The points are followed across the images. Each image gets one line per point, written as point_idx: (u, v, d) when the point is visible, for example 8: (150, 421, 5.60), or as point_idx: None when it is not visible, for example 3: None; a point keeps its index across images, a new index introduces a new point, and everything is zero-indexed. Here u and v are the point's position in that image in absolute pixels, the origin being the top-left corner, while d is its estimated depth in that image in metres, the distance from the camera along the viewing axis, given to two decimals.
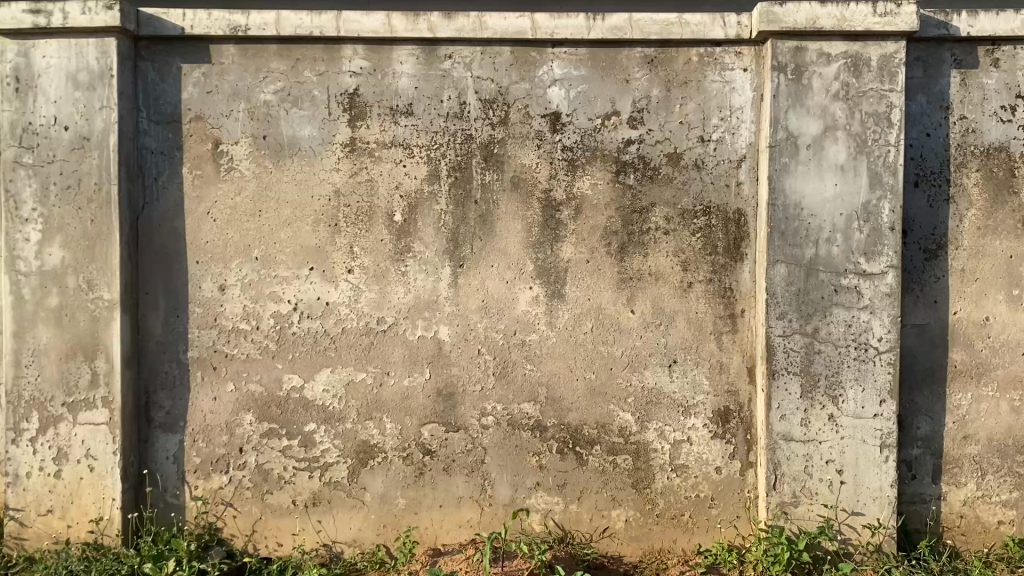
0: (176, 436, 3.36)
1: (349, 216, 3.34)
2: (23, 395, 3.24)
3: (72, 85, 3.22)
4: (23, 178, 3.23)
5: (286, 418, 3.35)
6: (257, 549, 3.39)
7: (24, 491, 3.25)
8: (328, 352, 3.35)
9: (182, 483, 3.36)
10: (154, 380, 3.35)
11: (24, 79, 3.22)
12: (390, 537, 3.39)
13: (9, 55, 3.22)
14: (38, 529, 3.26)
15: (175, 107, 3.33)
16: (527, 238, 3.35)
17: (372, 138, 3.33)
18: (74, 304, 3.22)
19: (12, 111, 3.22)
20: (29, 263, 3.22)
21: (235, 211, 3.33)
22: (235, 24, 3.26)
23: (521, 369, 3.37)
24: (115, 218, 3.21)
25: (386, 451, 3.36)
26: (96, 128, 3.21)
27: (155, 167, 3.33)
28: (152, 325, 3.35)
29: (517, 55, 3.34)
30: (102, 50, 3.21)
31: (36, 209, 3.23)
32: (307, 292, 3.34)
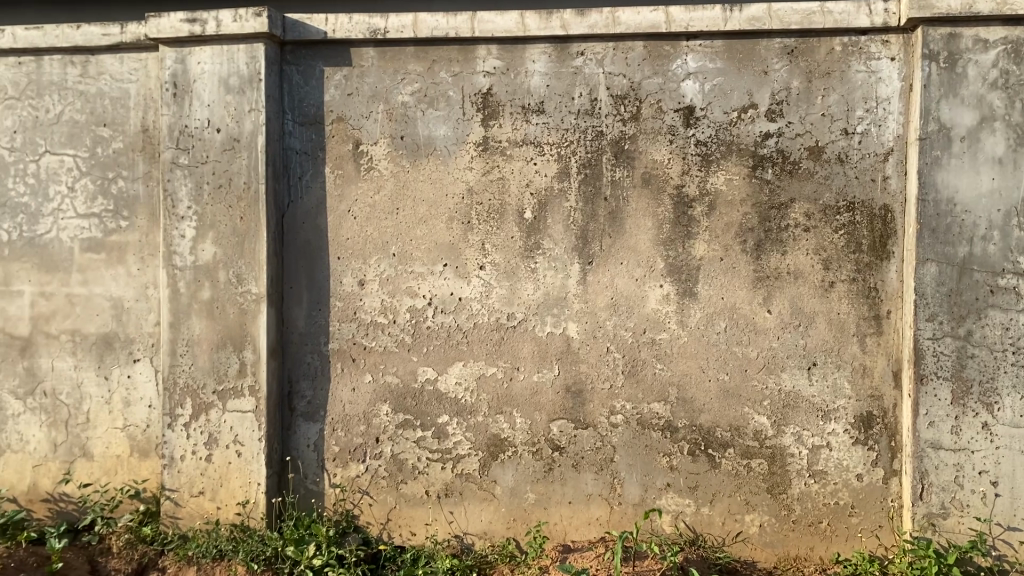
0: (316, 425, 3.49)
1: (481, 214, 3.39)
2: (178, 382, 3.44)
3: (224, 90, 3.39)
4: (179, 178, 3.43)
5: (420, 409, 3.43)
6: (391, 538, 3.48)
7: (179, 472, 3.45)
8: (461, 346, 3.41)
9: (322, 470, 3.49)
10: (297, 370, 3.50)
11: (181, 85, 3.42)
12: (520, 531, 3.41)
13: (168, 62, 3.43)
14: (191, 509, 3.45)
15: (318, 108, 3.46)
16: (659, 235, 3.30)
17: (504, 137, 3.36)
18: (225, 298, 3.40)
19: (170, 115, 3.43)
20: (185, 258, 3.42)
21: (374, 209, 3.44)
22: (375, 27, 3.35)
23: (651, 368, 3.33)
24: (262, 215, 3.37)
25: (517, 445, 3.39)
26: (245, 130, 3.37)
27: (298, 167, 3.47)
28: (295, 318, 3.49)
29: (650, 50, 3.30)
30: (251, 55, 3.37)
31: (191, 207, 3.42)
32: (441, 288, 3.41)
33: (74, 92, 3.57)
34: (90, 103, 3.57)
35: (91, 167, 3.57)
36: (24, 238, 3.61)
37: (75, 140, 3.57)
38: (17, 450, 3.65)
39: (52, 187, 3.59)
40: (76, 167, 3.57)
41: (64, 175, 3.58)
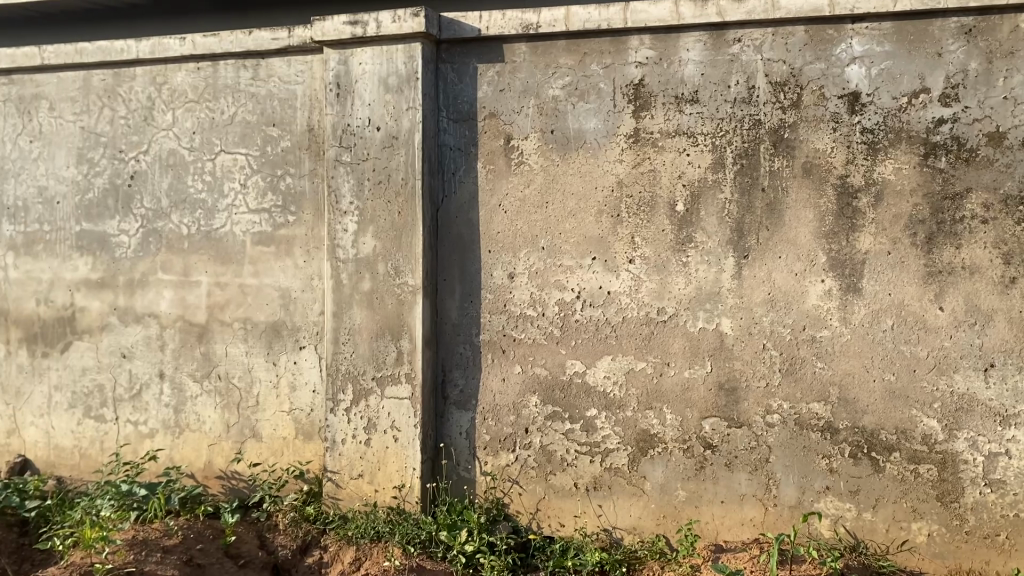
0: (468, 414, 3.57)
1: (632, 206, 3.36)
2: (340, 369, 3.60)
3: (384, 89, 3.51)
4: (342, 174, 3.58)
5: (569, 402, 3.44)
6: (541, 528, 3.51)
7: (340, 455, 3.62)
8: (610, 340, 3.39)
9: (473, 459, 3.57)
10: (450, 360, 3.58)
11: (344, 85, 3.57)
12: (670, 528, 3.37)
13: (331, 63, 3.59)
14: (350, 491, 3.61)
15: (471, 105, 3.52)
16: (819, 227, 3.17)
17: (656, 128, 3.32)
18: (383, 289, 3.53)
19: (333, 114, 3.59)
20: (347, 251, 3.58)
21: (525, 202, 3.47)
22: (528, 22, 3.38)
23: (810, 366, 3.20)
24: (418, 209, 3.47)
25: (667, 441, 3.35)
26: (403, 127, 3.48)
27: (453, 162, 3.56)
28: (448, 309, 3.58)
29: (812, 34, 3.17)
30: (409, 55, 3.47)
31: (352, 202, 3.57)
32: (590, 281, 3.40)
33: (246, 94, 3.80)
34: (261, 105, 3.78)
35: (262, 165, 3.79)
36: (202, 232, 3.87)
37: (248, 139, 3.80)
38: (195, 429, 3.93)
39: (227, 184, 3.83)
40: (248, 165, 3.80)
41: (237, 173, 3.82)
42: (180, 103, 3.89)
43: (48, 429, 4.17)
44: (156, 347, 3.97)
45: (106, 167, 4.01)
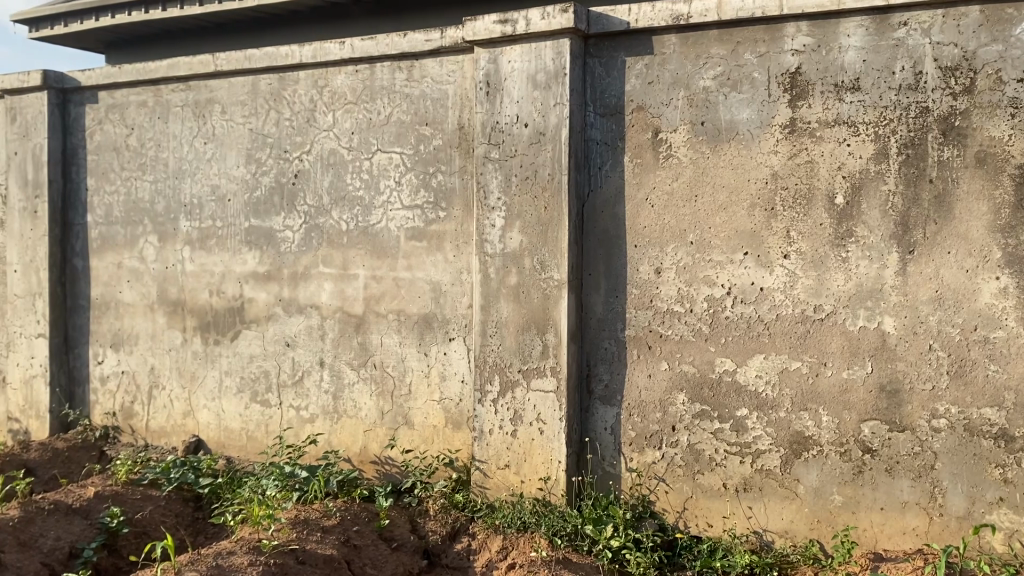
0: (614, 409, 3.56)
1: (786, 199, 3.25)
2: (487, 361, 3.68)
3: (532, 85, 3.55)
4: (490, 170, 3.65)
5: (718, 400, 3.37)
6: (688, 527, 3.46)
7: (488, 445, 3.69)
8: (762, 338, 3.30)
9: (619, 454, 3.56)
10: (595, 354, 3.59)
11: (494, 83, 3.63)
12: (825, 534, 3.25)
13: (482, 62, 3.66)
14: (498, 481, 3.68)
15: (619, 98, 3.50)
16: (994, 221, 2.98)
17: (814, 118, 3.20)
18: (530, 283, 3.57)
19: (483, 112, 3.66)
20: (495, 246, 3.65)
21: (673, 196, 3.42)
22: (678, 13, 3.32)
23: (982, 369, 3.01)
24: (565, 204, 3.49)
25: (823, 444, 3.22)
26: (551, 123, 3.51)
27: (600, 157, 3.55)
28: (594, 303, 3.58)
29: (988, 14, 2.97)
30: (557, 51, 3.49)
31: (500, 198, 3.63)
32: (741, 277, 3.32)
33: (401, 95, 3.93)
34: (414, 105, 3.90)
35: (415, 162, 3.91)
36: (359, 227, 4.05)
37: (402, 138, 3.93)
38: (351, 415, 4.11)
39: (382, 181, 3.99)
40: (402, 163, 3.94)
41: (392, 171, 3.96)
42: (339, 104, 4.08)
43: (220, 412, 4.48)
44: (316, 337, 4.18)
45: (272, 167, 4.26)
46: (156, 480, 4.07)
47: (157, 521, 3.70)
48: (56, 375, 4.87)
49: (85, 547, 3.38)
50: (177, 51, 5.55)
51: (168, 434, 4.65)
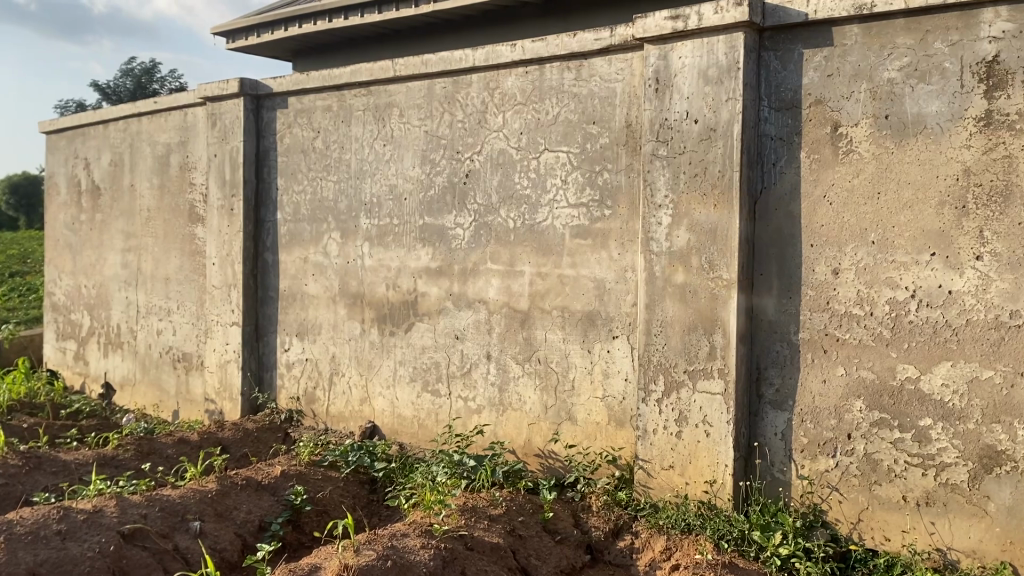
0: (785, 414, 3.46)
1: (980, 197, 3.04)
2: (652, 360, 3.66)
3: (703, 81, 3.50)
4: (658, 168, 3.63)
5: (899, 409, 3.20)
6: (863, 539, 3.31)
7: (652, 445, 3.68)
8: (949, 344, 3.10)
9: (790, 460, 3.45)
10: (766, 357, 3.50)
11: (664, 80, 3.61)
12: (1018, 556, 3.02)
13: (652, 59, 3.65)
14: (661, 481, 3.66)
15: (796, 92, 3.39)
16: None
17: (1013, 109, 2.98)
18: (698, 283, 3.52)
19: (652, 109, 3.65)
20: (661, 244, 3.62)
21: (853, 194, 3.28)
22: (861, 2, 3.18)
23: None
24: (735, 202, 3.41)
25: (1017, 460, 3.00)
26: (722, 119, 3.45)
27: (774, 154, 3.45)
28: (765, 304, 3.49)
29: None
30: (730, 45, 3.42)
31: (668, 196, 3.61)
32: (927, 279, 3.14)
33: (569, 94, 3.97)
34: (582, 104, 3.93)
35: (582, 161, 3.94)
36: (526, 225, 4.13)
37: (569, 137, 3.97)
38: (517, 408, 4.20)
39: (549, 180, 4.04)
40: (569, 162, 3.97)
41: (559, 169, 4.01)
42: (510, 105, 4.17)
43: (394, 400, 4.70)
44: (484, 331, 4.31)
45: (445, 167, 4.42)
46: (336, 462, 4.34)
47: (336, 501, 3.93)
48: (247, 360, 5.27)
49: (273, 521, 3.65)
50: (358, 58, 5.88)
51: (345, 419, 4.92)
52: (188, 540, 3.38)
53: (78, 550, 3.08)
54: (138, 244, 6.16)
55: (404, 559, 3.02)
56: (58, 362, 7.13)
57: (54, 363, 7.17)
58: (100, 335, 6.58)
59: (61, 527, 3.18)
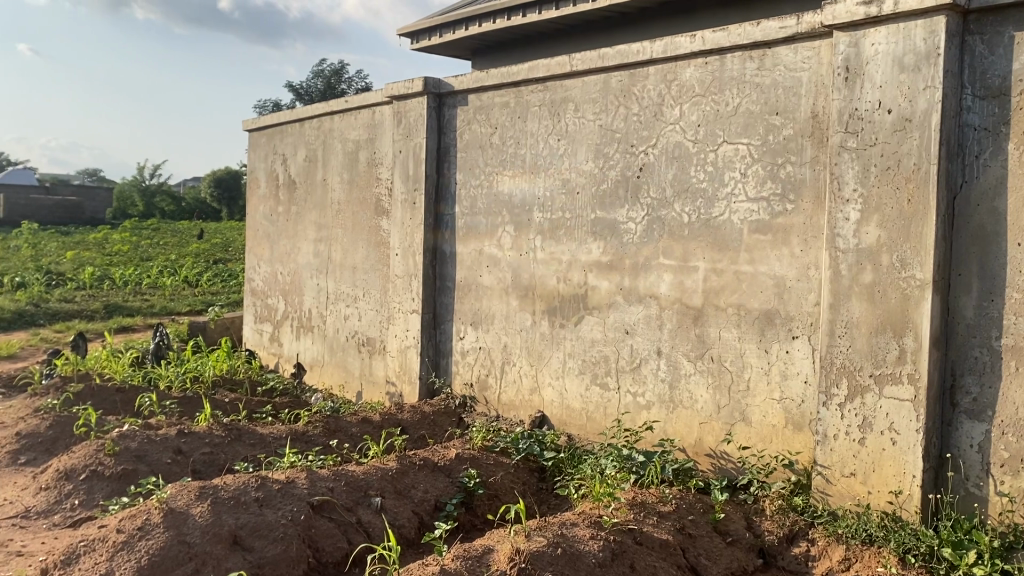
0: (983, 425, 3.22)
1: None
2: (835, 362, 3.51)
3: (899, 69, 3.30)
4: (846, 161, 3.47)
5: None
6: None
7: (832, 450, 3.52)
8: None
9: (987, 475, 3.21)
10: (962, 363, 3.26)
11: (854, 68, 3.44)
12: None
13: (842, 47, 3.48)
14: (841, 489, 3.50)
15: (1004, 79, 3.14)
16: None
17: None
18: (887, 282, 3.34)
19: (841, 99, 3.48)
20: (848, 241, 3.46)
21: None
22: None
23: None
24: (933, 196, 3.20)
25: None
26: (919, 109, 3.23)
27: (977, 145, 3.21)
28: (963, 307, 3.26)
29: None
30: (930, 29, 3.20)
31: (856, 190, 3.44)
32: None
33: (751, 85, 3.85)
34: (765, 94, 3.81)
35: (763, 154, 3.82)
36: (702, 219, 4.06)
37: (750, 129, 3.86)
38: (688, 406, 4.14)
39: (727, 173, 3.95)
40: (750, 155, 3.87)
41: (738, 162, 3.91)
42: (687, 97, 4.10)
43: (563, 391, 4.75)
44: (655, 326, 4.27)
45: (619, 160, 4.41)
46: (507, 449, 4.45)
47: (508, 486, 4.04)
48: (425, 346, 5.50)
49: (447, 502, 3.79)
50: (535, 54, 6.00)
51: (516, 408, 5.03)
52: (370, 515, 3.58)
53: (273, 517, 3.33)
54: (328, 234, 6.55)
55: (574, 548, 3.07)
56: (256, 343, 7.72)
57: (253, 343, 7.77)
58: (293, 319, 7.07)
59: (259, 494, 3.44)
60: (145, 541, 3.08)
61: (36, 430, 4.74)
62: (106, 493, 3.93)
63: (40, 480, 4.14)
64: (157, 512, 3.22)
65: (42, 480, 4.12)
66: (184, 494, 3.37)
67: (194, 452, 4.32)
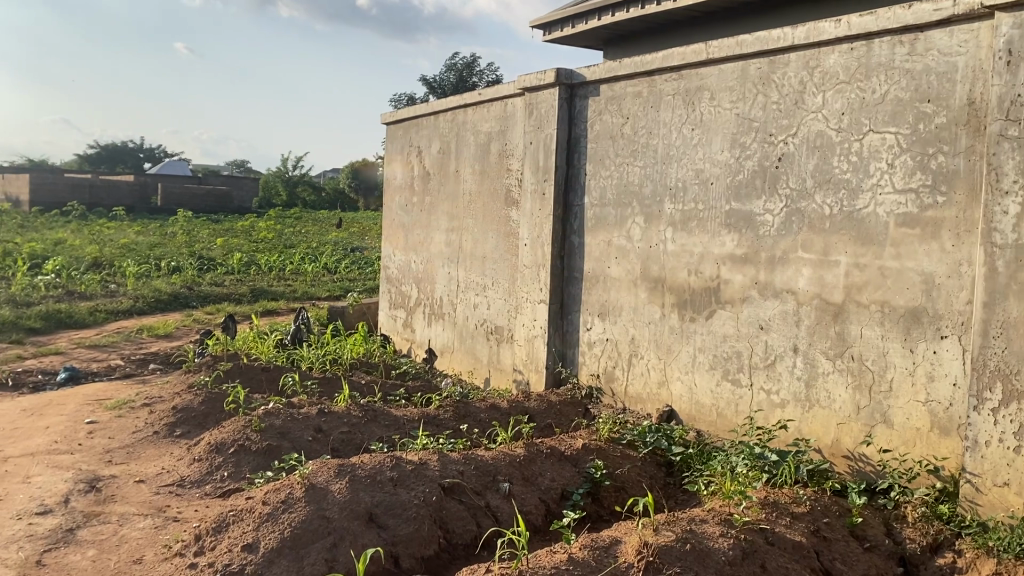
0: None
1: None
2: (988, 364, 3.30)
3: None
4: (1006, 150, 3.25)
5: None
6: None
7: (983, 458, 3.32)
8: None
9: None
10: None
11: (1018, 51, 3.20)
12: None
13: (1004, 28, 3.24)
14: (993, 498, 3.29)
15: None
16: None
17: None
18: None
19: (1002, 85, 3.25)
20: (1006, 237, 3.25)
21: None
22: None
23: None
24: None
25: None
26: None
27: None
28: None
29: None
30: None
31: (1017, 181, 3.21)
32: None
33: (901, 71, 3.66)
34: (916, 81, 3.61)
35: (913, 143, 3.63)
36: (844, 212, 3.90)
37: (899, 117, 3.68)
38: (825, 406, 4.00)
39: (873, 164, 3.78)
40: (898, 145, 3.69)
41: (885, 152, 3.74)
42: (831, 85, 3.94)
43: (692, 386, 4.68)
44: (792, 322, 4.14)
45: (757, 150, 4.29)
46: (634, 442, 4.43)
47: (635, 479, 4.02)
48: (553, 336, 5.54)
49: (574, 492, 3.81)
50: (670, 42, 5.95)
51: (644, 401, 5.00)
52: (498, 500, 3.64)
53: (407, 496, 3.44)
54: (460, 224, 6.67)
55: (703, 545, 3.03)
56: (390, 328, 7.98)
57: (387, 328, 8.03)
58: (425, 306, 7.25)
59: (394, 474, 3.56)
60: (289, 514, 3.24)
61: (191, 405, 5.07)
62: (252, 467, 4.16)
63: (194, 452, 4.43)
64: (299, 487, 3.39)
65: (196, 452, 4.40)
66: (324, 471, 3.53)
67: (333, 431, 4.52)
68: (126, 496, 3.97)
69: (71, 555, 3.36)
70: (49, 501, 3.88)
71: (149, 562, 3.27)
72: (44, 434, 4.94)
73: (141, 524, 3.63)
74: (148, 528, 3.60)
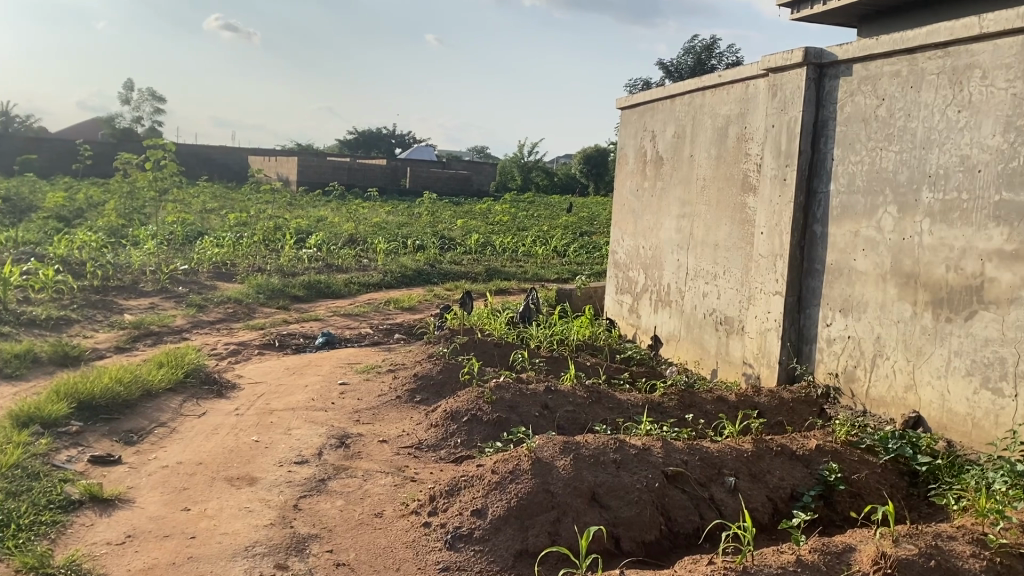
0: None
1: None
2: None
3: None
4: None
5: None
6: None
7: None
8: None
9: None
10: None
11: None
12: None
13: None
14: None
15: None
16: None
17: None
18: None
19: None
20: None
21: None
22: None
23: None
24: None
25: None
26: None
27: None
28: None
29: None
30: None
31: None
32: None
33: None
34: None
35: None
36: None
37: None
38: None
39: None
40: None
41: None
42: None
43: (945, 392, 4.30)
44: None
45: None
46: (874, 447, 4.16)
47: (874, 486, 3.77)
48: (788, 330, 5.31)
49: (805, 493, 3.64)
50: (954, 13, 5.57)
51: (887, 404, 4.68)
52: (723, 493, 3.55)
53: (629, 480, 3.44)
54: (693, 211, 6.55)
55: (951, 564, 2.79)
56: (616, 313, 8.00)
57: (613, 313, 8.07)
58: (653, 292, 7.21)
59: (617, 456, 3.58)
60: (516, 485, 3.36)
61: (430, 373, 5.39)
62: (483, 436, 4.35)
63: (431, 418, 4.70)
64: (526, 460, 3.50)
65: (433, 418, 4.68)
66: (550, 446, 3.62)
67: (559, 409, 4.61)
68: (370, 454, 4.30)
69: (323, 502, 3.69)
70: (306, 451, 4.29)
71: (387, 517, 3.53)
72: (303, 391, 5.46)
73: (382, 481, 3.92)
74: (388, 485, 3.88)
